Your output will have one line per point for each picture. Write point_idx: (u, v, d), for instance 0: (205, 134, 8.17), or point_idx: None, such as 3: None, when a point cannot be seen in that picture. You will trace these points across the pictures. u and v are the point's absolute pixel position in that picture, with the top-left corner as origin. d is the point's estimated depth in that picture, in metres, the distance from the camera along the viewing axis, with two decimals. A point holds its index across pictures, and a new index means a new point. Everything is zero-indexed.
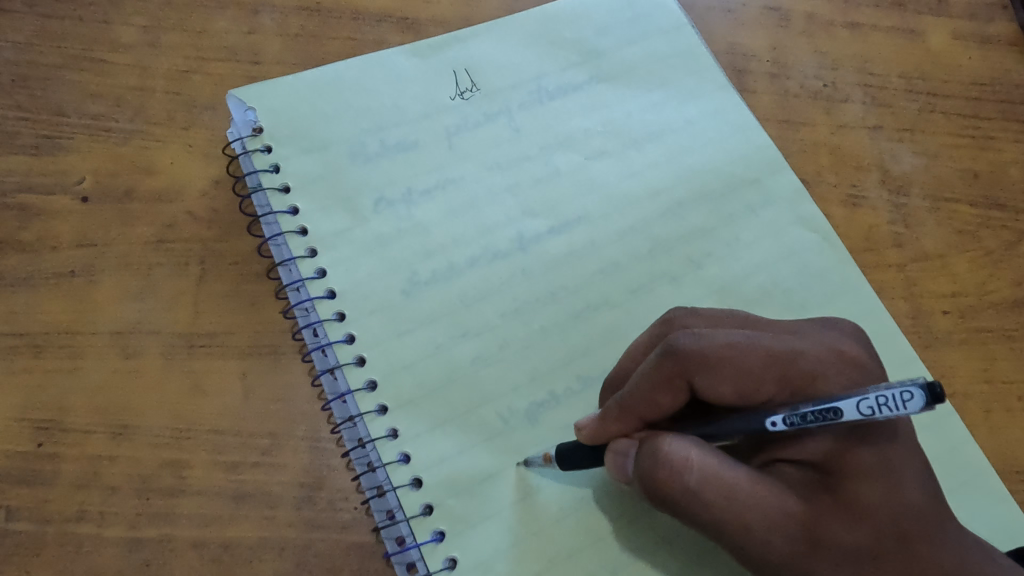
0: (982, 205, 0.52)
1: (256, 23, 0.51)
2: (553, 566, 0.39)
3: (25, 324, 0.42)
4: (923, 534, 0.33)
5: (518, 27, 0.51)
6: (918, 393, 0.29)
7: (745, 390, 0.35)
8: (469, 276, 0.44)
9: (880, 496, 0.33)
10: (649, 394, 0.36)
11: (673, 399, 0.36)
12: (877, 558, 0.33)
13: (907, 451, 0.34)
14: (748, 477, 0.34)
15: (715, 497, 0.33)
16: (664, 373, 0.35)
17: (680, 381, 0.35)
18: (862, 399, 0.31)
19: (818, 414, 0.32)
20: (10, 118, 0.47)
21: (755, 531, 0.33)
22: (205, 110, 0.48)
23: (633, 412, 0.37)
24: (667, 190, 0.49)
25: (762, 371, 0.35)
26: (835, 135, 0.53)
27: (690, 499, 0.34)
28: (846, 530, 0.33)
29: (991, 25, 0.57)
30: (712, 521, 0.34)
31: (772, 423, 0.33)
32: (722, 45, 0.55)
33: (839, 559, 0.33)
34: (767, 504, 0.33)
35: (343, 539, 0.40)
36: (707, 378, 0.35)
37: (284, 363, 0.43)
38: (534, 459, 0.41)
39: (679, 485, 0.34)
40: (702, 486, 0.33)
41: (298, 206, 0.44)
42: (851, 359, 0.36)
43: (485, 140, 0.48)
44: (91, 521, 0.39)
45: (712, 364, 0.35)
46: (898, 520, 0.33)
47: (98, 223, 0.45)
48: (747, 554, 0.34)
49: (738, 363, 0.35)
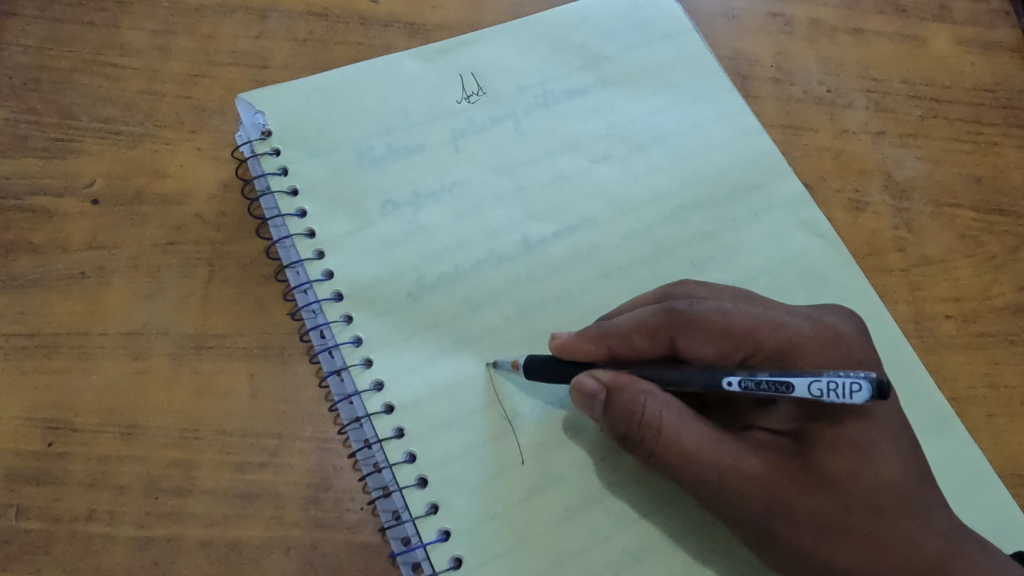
0: (984, 210, 0.53)
1: (265, 28, 0.51)
2: (557, 566, 0.39)
3: (35, 325, 0.43)
4: (889, 506, 0.36)
5: (524, 31, 0.52)
6: (867, 386, 0.32)
7: (724, 350, 0.38)
8: (475, 279, 0.45)
9: (848, 466, 0.36)
10: (629, 333, 0.40)
11: (649, 344, 0.39)
12: (844, 525, 0.35)
13: (882, 428, 0.36)
14: (719, 439, 0.36)
15: (681, 457, 0.36)
16: (652, 322, 0.39)
17: (662, 332, 0.39)
18: (815, 380, 0.33)
19: (771, 384, 0.34)
20: (22, 121, 0.47)
21: (719, 488, 0.36)
22: (214, 114, 0.49)
23: (608, 343, 0.40)
24: (671, 194, 0.49)
25: (740, 334, 0.38)
26: (838, 140, 0.54)
27: (658, 456, 0.36)
28: (811, 496, 0.35)
29: (994, 31, 0.58)
30: (678, 476, 0.36)
31: (728, 383, 0.35)
32: (726, 51, 0.56)
33: (804, 521, 0.35)
34: (735, 466, 0.36)
35: (350, 539, 0.40)
36: (689, 331, 0.38)
37: (291, 364, 0.43)
38: (503, 363, 0.43)
39: (651, 441, 0.36)
40: (669, 447, 0.36)
41: (305, 209, 0.45)
42: (835, 338, 0.38)
43: (490, 144, 0.48)
44: (100, 520, 0.39)
45: (696, 318, 0.38)
46: (870, 492, 0.36)
47: (108, 226, 0.45)
48: (712, 509, 0.36)
49: (720, 325, 0.38)
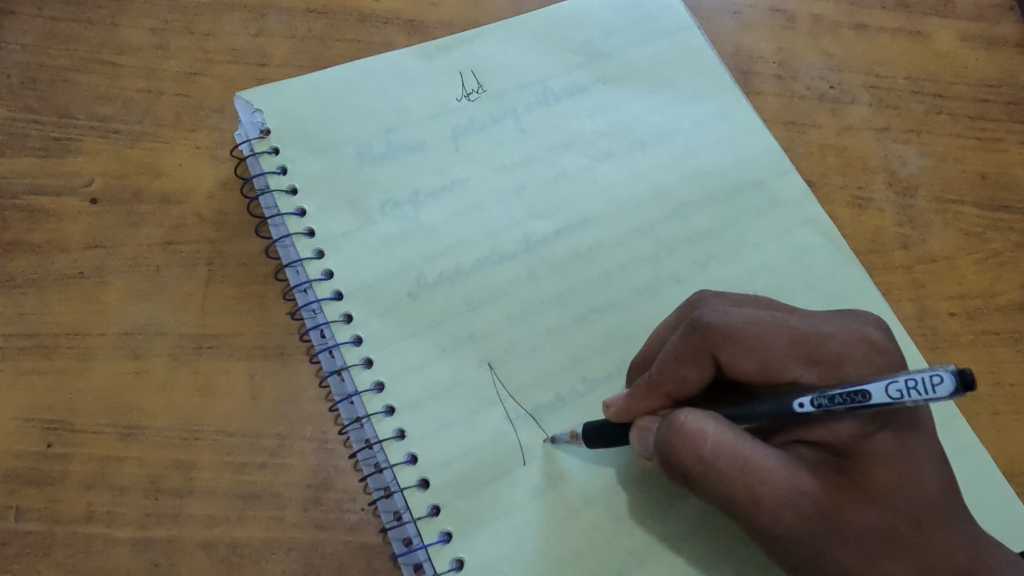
0: (988, 207, 0.52)
1: (264, 26, 0.51)
2: (561, 567, 0.39)
3: (34, 325, 0.42)
4: (936, 520, 0.34)
5: (524, 27, 0.51)
6: (948, 377, 0.29)
7: (769, 367, 0.36)
8: (476, 278, 0.45)
9: (895, 479, 0.34)
10: (675, 368, 0.38)
11: (698, 373, 0.37)
12: (891, 540, 0.34)
13: (924, 439, 0.35)
14: (762, 452, 0.35)
15: (728, 468, 0.35)
16: (690, 348, 0.37)
17: (705, 356, 0.37)
18: (892, 382, 0.31)
19: (845, 397, 0.32)
20: (19, 120, 0.47)
21: (765, 505, 0.35)
22: (213, 112, 0.48)
23: (662, 387, 0.38)
24: (674, 192, 0.49)
25: (788, 351, 0.36)
26: (841, 136, 0.53)
27: (703, 468, 0.35)
28: (859, 511, 0.34)
29: (998, 26, 0.57)
30: (722, 488, 0.35)
31: (800, 405, 0.34)
32: (728, 47, 0.55)
33: (850, 538, 0.34)
34: (778, 480, 0.35)
35: (351, 540, 0.40)
36: (731, 354, 0.36)
37: (291, 364, 0.43)
38: (561, 438, 0.41)
39: (694, 455, 0.35)
40: (716, 456, 0.35)
41: (305, 208, 0.44)
42: (879, 345, 0.36)
43: (492, 142, 0.48)
44: (100, 521, 0.39)
45: (736, 339, 0.36)
46: (913, 506, 0.34)
47: (107, 225, 0.45)
48: (758, 525, 0.35)
49: (762, 341, 0.36)
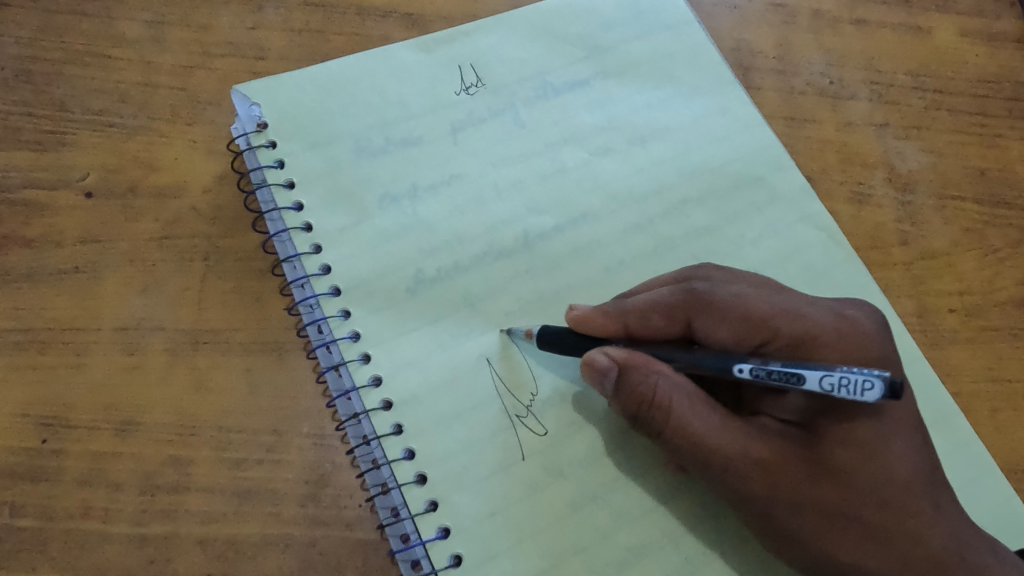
0: (988, 203, 0.52)
1: (261, 19, 0.51)
2: (560, 563, 0.39)
3: (29, 320, 0.42)
4: (897, 503, 0.35)
5: (523, 21, 0.51)
6: (879, 385, 0.31)
7: (733, 330, 0.38)
8: (474, 274, 0.44)
9: (858, 460, 0.35)
10: (645, 312, 0.40)
11: (665, 324, 0.40)
12: (845, 516, 0.35)
13: (896, 425, 0.36)
14: (731, 425, 0.36)
15: (694, 437, 0.36)
16: (671, 301, 0.40)
17: (680, 313, 0.40)
18: (827, 374, 0.32)
19: (782, 375, 0.34)
20: (14, 113, 0.46)
21: (725, 471, 0.36)
22: (209, 106, 0.48)
23: (625, 320, 0.41)
24: (673, 189, 0.49)
25: (760, 324, 0.38)
26: (842, 132, 0.53)
27: (670, 434, 0.36)
28: (818, 487, 0.35)
29: (998, 22, 0.57)
30: (686, 455, 0.36)
31: (739, 369, 0.35)
32: (728, 41, 0.55)
33: (806, 509, 0.35)
34: (743, 452, 0.36)
35: (348, 537, 0.40)
36: (704, 318, 0.39)
37: (288, 359, 0.43)
38: (517, 330, 0.43)
39: (662, 418, 0.36)
40: (683, 425, 0.36)
41: (303, 202, 0.44)
42: (857, 336, 0.37)
43: (490, 136, 0.48)
44: (95, 517, 0.39)
45: (714, 303, 0.39)
46: (874, 486, 0.35)
47: (102, 219, 0.45)
48: (718, 491, 0.36)
49: (737, 309, 0.38)
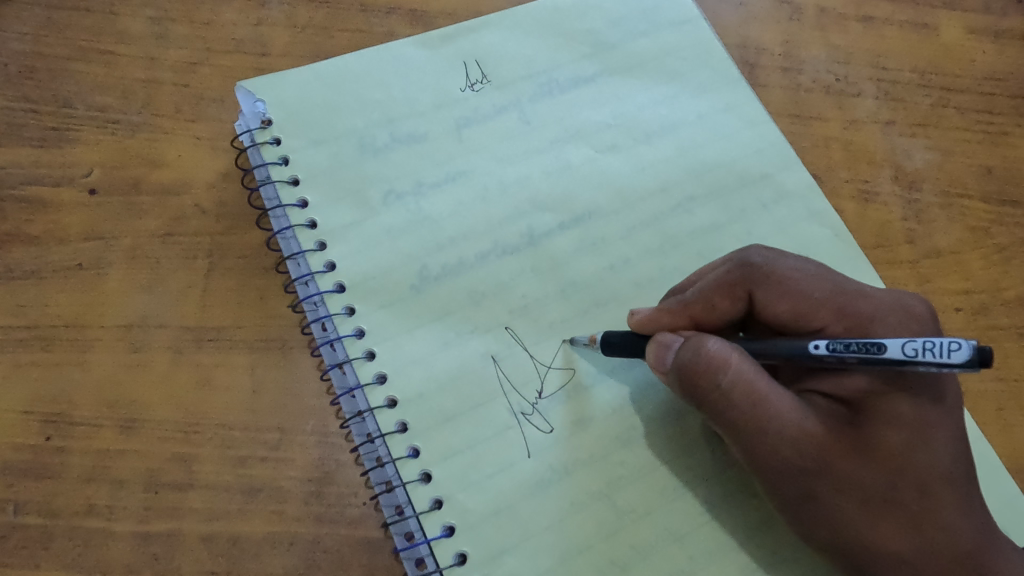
0: (995, 202, 0.52)
1: (264, 15, 0.50)
2: (564, 562, 0.39)
3: (33, 317, 0.42)
4: (940, 494, 0.34)
5: (529, 17, 0.51)
6: (966, 347, 0.30)
7: (801, 311, 0.38)
8: (478, 271, 0.44)
9: (906, 444, 0.34)
10: (709, 295, 0.39)
11: (729, 305, 0.39)
12: (892, 502, 0.34)
13: (946, 413, 0.35)
14: (779, 394, 0.35)
15: (742, 401, 0.35)
16: (730, 279, 0.39)
17: (741, 291, 0.39)
18: (909, 341, 0.32)
19: (861, 346, 0.33)
20: (17, 110, 0.46)
21: (768, 440, 0.35)
22: (212, 102, 0.48)
23: (689, 310, 0.40)
24: (678, 186, 0.48)
25: (825, 301, 0.38)
26: (847, 129, 0.53)
27: (717, 395, 0.35)
28: (863, 468, 0.34)
29: (1005, 19, 0.57)
30: (732, 421, 0.35)
31: (816, 347, 0.35)
32: (734, 38, 0.55)
33: (849, 490, 0.34)
34: (789, 422, 0.35)
35: (352, 535, 0.40)
36: (767, 293, 0.39)
37: (292, 357, 0.43)
38: (579, 339, 0.43)
39: (711, 382, 0.35)
40: (732, 386, 0.35)
41: (307, 199, 0.44)
42: (919, 315, 0.38)
43: (495, 133, 0.48)
44: (99, 514, 0.39)
45: (778, 280, 0.39)
46: (920, 473, 0.34)
47: (106, 216, 0.44)
48: (759, 463, 0.35)
49: (803, 285, 0.38)
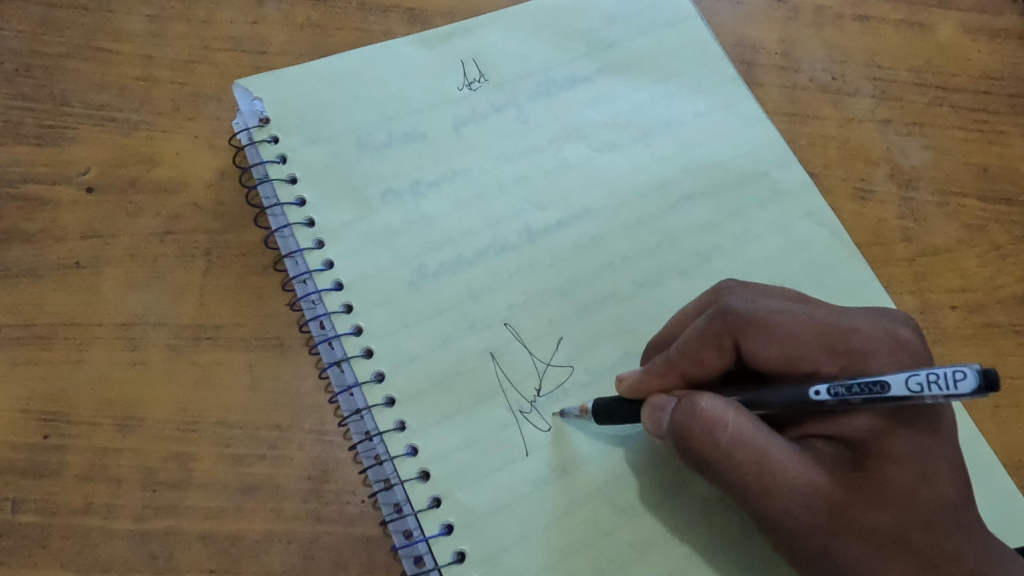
0: (990, 200, 0.52)
1: (261, 13, 0.50)
2: (563, 559, 0.39)
3: (30, 316, 0.42)
4: (948, 528, 0.34)
5: (526, 17, 0.51)
6: (971, 374, 0.28)
7: (791, 355, 0.37)
8: (477, 268, 0.44)
9: (909, 482, 0.34)
10: (694, 350, 0.38)
11: (716, 357, 0.38)
12: (903, 542, 0.34)
13: (943, 443, 0.35)
14: (780, 447, 0.35)
15: (745, 458, 0.35)
16: (713, 331, 0.38)
17: (728, 342, 0.38)
18: (913, 375, 0.31)
19: (863, 386, 0.32)
20: (14, 108, 0.46)
21: (777, 497, 0.35)
22: (210, 101, 0.48)
23: (678, 368, 0.39)
24: (676, 184, 0.48)
25: (813, 342, 0.37)
26: (844, 128, 0.53)
27: (719, 454, 0.35)
28: (871, 512, 0.34)
29: (1001, 18, 0.57)
30: (738, 479, 0.35)
31: (816, 393, 0.34)
32: (731, 37, 0.55)
33: (861, 536, 0.34)
34: (793, 474, 0.35)
35: (351, 533, 0.40)
36: (753, 342, 0.37)
37: (290, 355, 0.43)
38: (569, 412, 0.41)
39: (711, 442, 0.36)
40: (732, 445, 0.35)
41: (305, 197, 0.44)
42: (905, 341, 0.38)
43: (492, 132, 0.48)
44: (97, 513, 0.39)
45: (761, 326, 0.37)
46: (925, 509, 0.34)
47: (103, 215, 0.44)
48: (769, 518, 0.35)
49: (788, 329, 0.37)
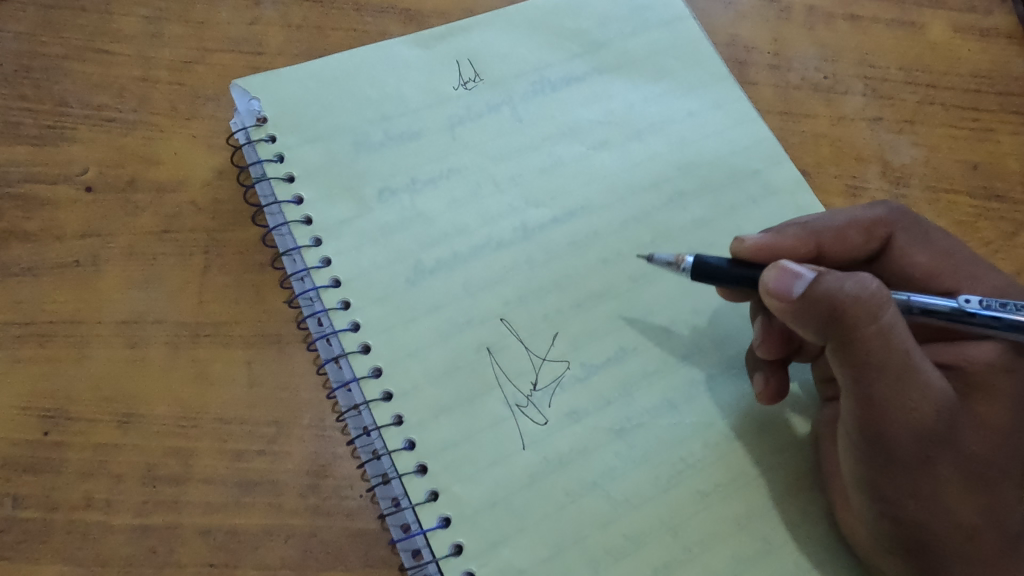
0: (980, 196, 0.53)
1: (259, 14, 0.51)
2: (559, 552, 0.39)
3: (30, 314, 0.42)
4: (1014, 481, 0.37)
5: (520, 17, 0.51)
6: None
7: (931, 270, 0.42)
8: (473, 265, 0.45)
9: (1005, 426, 0.37)
10: (844, 227, 0.42)
11: (860, 241, 0.42)
12: (985, 476, 0.36)
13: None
14: (920, 351, 0.36)
15: (898, 347, 0.35)
16: (878, 221, 0.43)
17: (875, 234, 0.43)
18: None
19: (1017, 306, 0.37)
20: (13, 109, 0.47)
21: (911, 394, 0.35)
22: (208, 101, 0.48)
23: (819, 236, 0.42)
24: (670, 181, 0.49)
25: (949, 265, 0.42)
26: (835, 126, 0.54)
27: (877, 333, 0.34)
28: (973, 438, 0.36)
29: (990, 18, 0.58)
30: (882, 365, 0.35)
31: (967, 300, 0.38)
32: (723, 37, 0.55)
33: (958, 459, 0.36)
34: (932, 379, 0.35)
35: (350, 527, 0.40)
36: (907, 245, 0.43)
37: (288, 352, 0.43)
38: (658, 258, 0.43)
39: (873, 319, 0.34)
40: (888, 328, 0.35)
41: (302, 195, 0.44)
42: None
43: (488, 130, 0.48)
44: (98, 509, 0.39)
45: (920, 237, 0.43)
46: (1007, 457, 0.37)
47: (102, 213, 0.45)
48: (891, 414, 0.35)
49: (937, 245, 0.43)
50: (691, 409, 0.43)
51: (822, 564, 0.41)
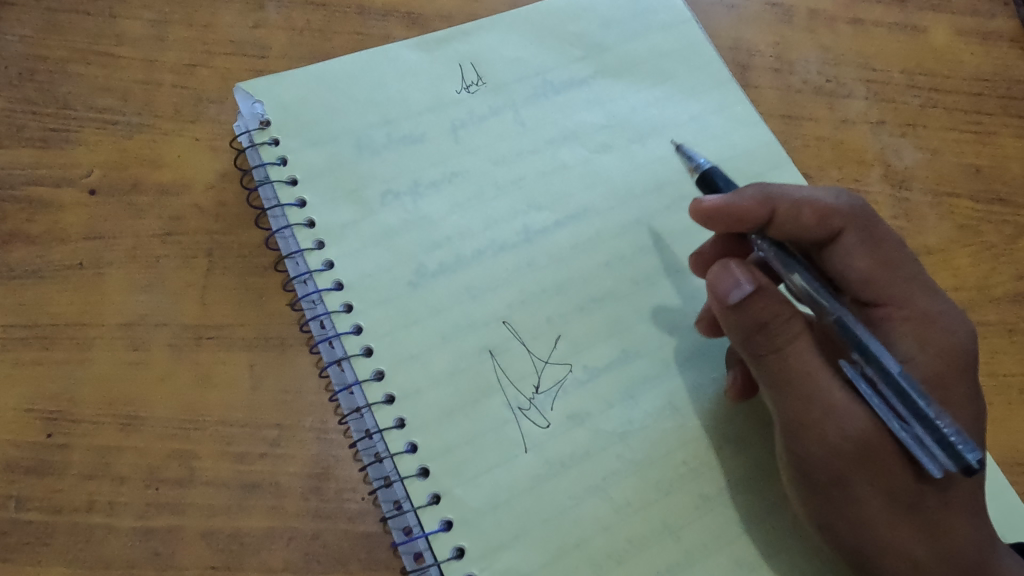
0: (982, 200, 0.53)
1: (262, 18, 0.51)
2: (561, 555, 0.39)
3: (34, 316, 0.42)
4: (955, 507, 0.36)
5: (522, 21, 0.52)
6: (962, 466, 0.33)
7: (868, 278, 0.40)
8: (476, 268, 0.45)
9: None
10: (800, 204, 0.40)
11: (813, 224, 0.40)
12: (915, 506, 0.36)
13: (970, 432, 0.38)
14: (830, 376, 0.37)
15: (799, 371, 0.37)
16: (832, 209, 0.40)
17: (828, 224, 0.40)
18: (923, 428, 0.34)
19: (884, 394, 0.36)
20: (18, 111, 0.47)
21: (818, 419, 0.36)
22: (211, 103, 0.48)
23: (775, 203, 0.40)
24: (671, 185, 0.49)
25: (888, 280, 0.40)
26: (837, 129, 0.54)
27: (777, 357, 0.37)
28: (900, 467, 0.36)
29: (993, 22, 0.58)
30: (786, 387, 0.37)
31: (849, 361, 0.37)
32: (725, 40, 0.56)
33: (883, 487, 0.36)
34: (841, 405, 0.36)
35: (351, 529, 0.40)
36: (852, 246, 0.40)
37: (290, 355, 0.43)
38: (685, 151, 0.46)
39: (773, 344, 0.37)
40: (790, 353, 0.37)
41: (305, 198, 0.44)
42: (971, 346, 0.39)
43: (490, 134, 0.48)
44: (101, 510, 0.39)
45: (869, 239, 0.40)
46: (942, 484, 0.36)
47: (106, 216, 0.45)
48: (801, 436, 0.37)
49: (883, 252, 0.41)
50: (693, 413, 0.43)
51: (822, 568, 0.41)
